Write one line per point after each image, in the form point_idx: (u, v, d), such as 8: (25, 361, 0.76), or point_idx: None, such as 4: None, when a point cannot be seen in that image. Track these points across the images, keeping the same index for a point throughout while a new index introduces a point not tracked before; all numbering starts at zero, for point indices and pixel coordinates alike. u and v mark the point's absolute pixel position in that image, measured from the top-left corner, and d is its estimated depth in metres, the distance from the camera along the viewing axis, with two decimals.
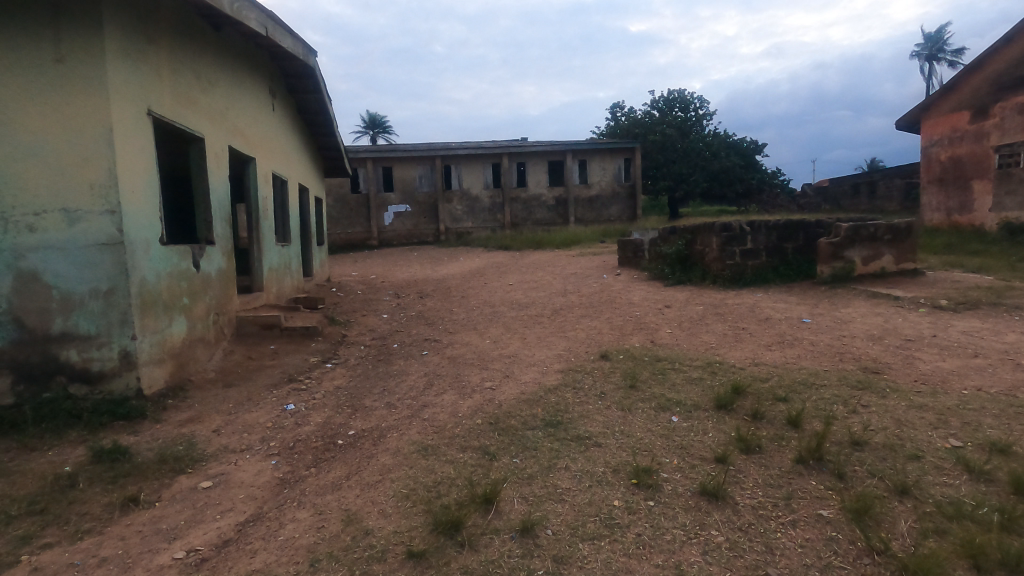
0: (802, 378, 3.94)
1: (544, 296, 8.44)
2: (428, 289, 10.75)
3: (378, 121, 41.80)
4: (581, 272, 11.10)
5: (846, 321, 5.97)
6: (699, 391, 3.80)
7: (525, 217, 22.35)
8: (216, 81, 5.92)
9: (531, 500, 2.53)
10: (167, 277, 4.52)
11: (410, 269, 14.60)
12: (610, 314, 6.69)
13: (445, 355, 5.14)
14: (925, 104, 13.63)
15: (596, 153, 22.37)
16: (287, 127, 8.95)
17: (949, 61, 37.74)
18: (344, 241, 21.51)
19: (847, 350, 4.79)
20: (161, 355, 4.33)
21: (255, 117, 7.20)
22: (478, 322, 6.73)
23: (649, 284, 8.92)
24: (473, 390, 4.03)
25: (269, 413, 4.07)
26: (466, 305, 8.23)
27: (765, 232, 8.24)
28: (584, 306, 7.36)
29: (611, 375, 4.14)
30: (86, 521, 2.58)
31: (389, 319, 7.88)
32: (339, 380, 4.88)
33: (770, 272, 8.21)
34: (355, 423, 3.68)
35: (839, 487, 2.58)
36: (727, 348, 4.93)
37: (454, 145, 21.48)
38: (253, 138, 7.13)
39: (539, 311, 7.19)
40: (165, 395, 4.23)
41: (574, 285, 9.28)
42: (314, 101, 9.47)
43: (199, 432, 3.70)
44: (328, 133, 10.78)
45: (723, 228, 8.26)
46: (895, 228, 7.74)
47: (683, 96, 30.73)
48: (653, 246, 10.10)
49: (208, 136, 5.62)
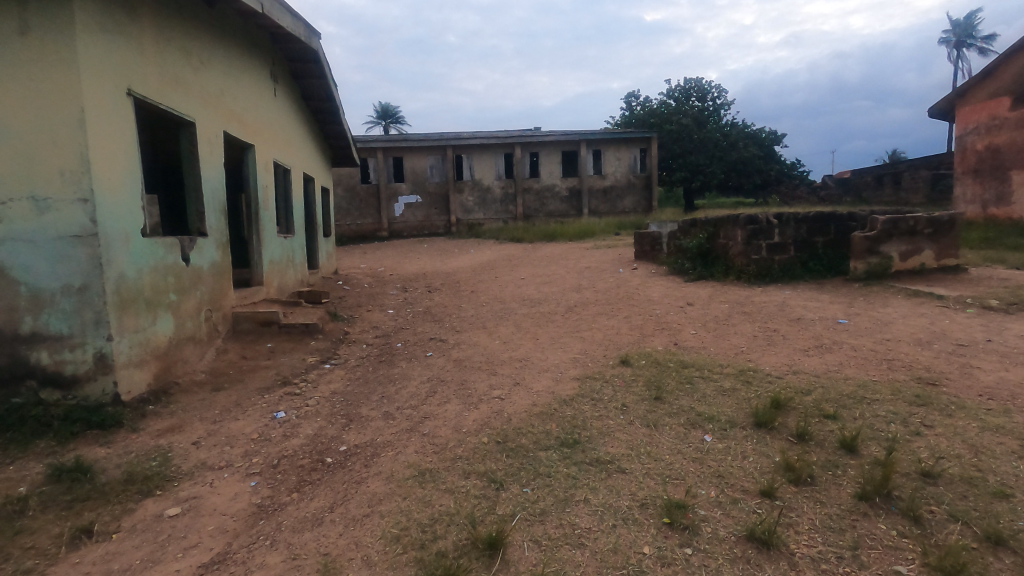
0: (850, 391, 3.49)
1: (558, 291, 8.04)
2: (437, 282, 10.37)
3: (390, 112, 41.53)
4: (596, 266, 10.66)
5: (887, 322, 5.47)
6: (733, 405, 3.37)
7: (538, 209, 21.90)
8: (210, 61, 5.55)
9: (545, 545, 2.14)
10: (150, 272, 4.17)
11: (419, 262, 14.23)
12: (628, 312, 6.27)
13: (451, 357, 4.75)
14: (962, 90, 12.91)
15: (610, 143, 21.80)
16: (290, 113, 8.58)
17: (978, 48, 36.40)
18: (354, 233, 21.22)
19: (895, 357, 4.31)
20: (142, 357, 3.99)
21: (254, 102, 6.85)
22: (487, 320, 6.34)
23: (668, 279, 8.47)
24: (479, 399, 3.64)
25: (256, 422, 3.72)
26: (475, 300, 7.84)
27: (794, 224, 7.75)
28: (600, 303, 6.94)
29: (633, 384, 3.72)
30: (30, 558, 2.26)
31: (394, 314, 7.51)
32: (336, 383, 4.52)
33: (798, 267, 7.71)
34: (348, 437, 3.30)
35: (916, 534, 2.17)
36: (759, 353, 4.49)
37: (466, 135, 21.04)
38: (252, 124, 6.79)
39: (551, 308, 6.77)
40: (146, 400, 3.90)
41: (589, 281, 8.85)
42: (320, 86, 9.09)
43: (177, 444, 3.36)
44: (334, 120, 10.42)
45: (749, 220, 7.82)
46: (936, 221, 7.18)
47: (700, 84, 29.97)
48: (673, 240, 9.61)
49: (200, 121, 5.27)
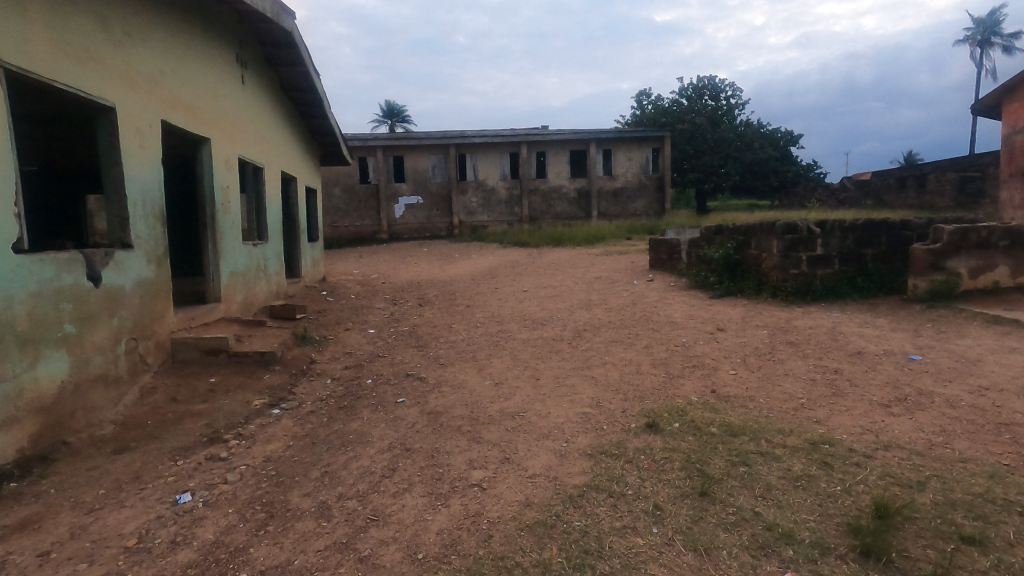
0: (984, 488, 2.43)
1: (565, 309, 7.00)
2: (431, 294, 9.34)
3: (396, 111, 40.66)
4: (607, 276, 9.62)
5: (974, 360, 4.40)
6: (816, 510, 2.33)
7: (544, 211, 20.86)
8: (142, 35, 4.57)
9: None
10: (28, 299, 3.20)
11: (416, 268, 13.23)
12: (649, 341, 5.22)
13: (426, 407, 3.72)
14: (1011, 85, 11.67)
15: (621, 142, 20.69)
16: (262, 104, 7.60)
17: (1005, 45, 34.94)
18: (353, 235, 20.29)
19: (1012, 419, 3.24)
20: (8, 416, 3.01)
21: (209, 89, 5.87)
22: (480, 348, 5.29)
23: (691, 295, 7.43)
24: (451, 488, 2.61)
25: (146, 512, 2.72)
26: (468, 319, 6.80)
27: (839, 234, 6.71)
28: (614, 325, 5.91)
29: (666, 466, 2.67)
30: None
31: (375, 335, 6.49)
32: (275, 442, 3.51)
33: (845, 284, 6.64)
34: (259, 552, 2.30)
35: None
36: (827, 411, 3.42)
37: (469, 133, 20.05)
38: (206, 114, 5.80)
39: (555, 332, 5.73)
40: (5, 477, 2.93)
41: (599, 295, 7.81)
42: (300, 76, 8.12)
43: (16, 557, 2.36)
44: (319, 114, 9.44)
45: (786, 228, 6.76)
46: (1014, 231, 6.07)
47: (713, 83, 28.84)
48: (694, 249, 8.57)
49: (124, 105, 4.29)
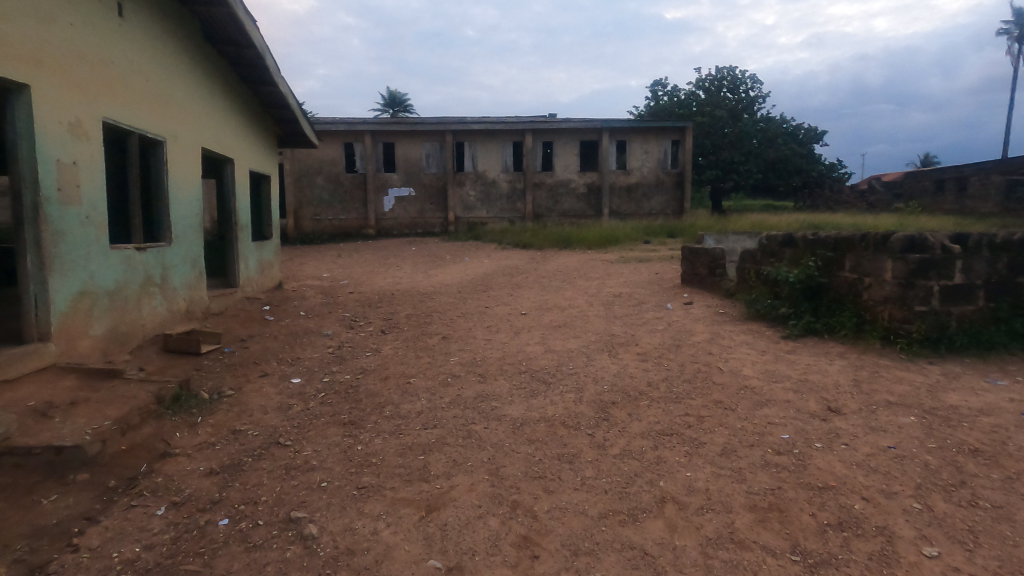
0: None
1: (579, 353, 4.82)
2: (404, 313, 7.17)
3: (397, 100, 38.48)
4: (630, 294, 7.45)
5: None
6: None
7: (550, 207, 18.67)
8: None
9: None
10: None
11: (395, 273, 11.04)
12: (726, 441, 3.04)
13: None
14: None
15: (637, 132, 18.48)
16: (162, 49, 5.41)
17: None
18: (336, 230, 18.17)
19: None
20: None
21: (29, 7, 3.74)
22: (438, 442, 3.14)
23: (758, 332, 5.27)
24: None
25: None
26: (435, 367, 4.63)
27: (985, 257, 4.57)
28: (660, 396, 3.73)
29: None
30: None
31: (298, 392, 4.33)
32: None
33: (994, 330, 4.51)
34: None
35: None
36: None
37: (468, 119, 17.88)
38: (21, 45, 3.67)
39: (565, 408, 3.55)
40: None
41: (626, 329, 5.65)
42: (225, 19, 5.95)
43: None
44: (265, 77, 7.25)
45: (911, 246, 4.60)
46: None
47: (733, 73, 26.51)
48: (752, 264, 6.39)
49: None
